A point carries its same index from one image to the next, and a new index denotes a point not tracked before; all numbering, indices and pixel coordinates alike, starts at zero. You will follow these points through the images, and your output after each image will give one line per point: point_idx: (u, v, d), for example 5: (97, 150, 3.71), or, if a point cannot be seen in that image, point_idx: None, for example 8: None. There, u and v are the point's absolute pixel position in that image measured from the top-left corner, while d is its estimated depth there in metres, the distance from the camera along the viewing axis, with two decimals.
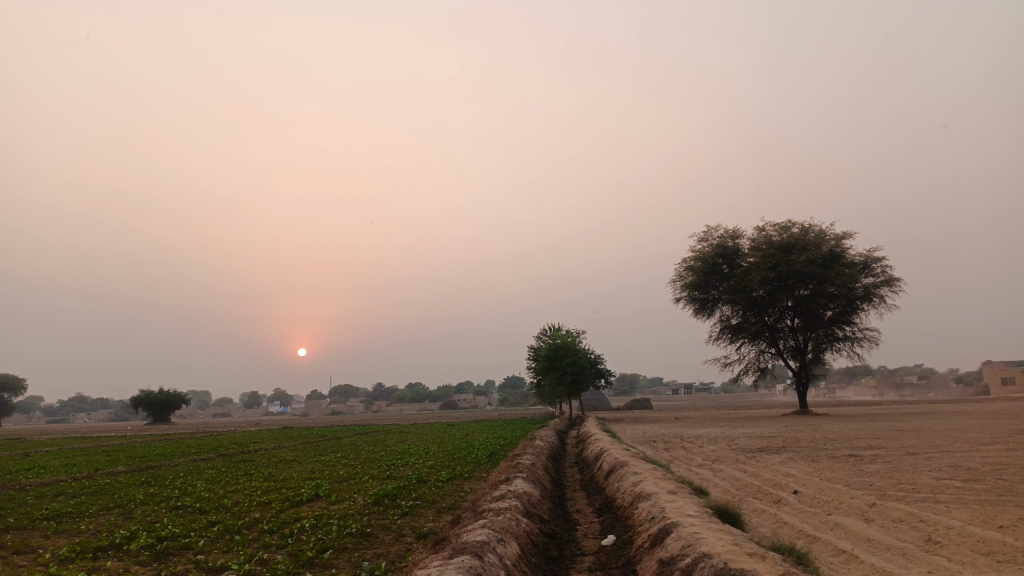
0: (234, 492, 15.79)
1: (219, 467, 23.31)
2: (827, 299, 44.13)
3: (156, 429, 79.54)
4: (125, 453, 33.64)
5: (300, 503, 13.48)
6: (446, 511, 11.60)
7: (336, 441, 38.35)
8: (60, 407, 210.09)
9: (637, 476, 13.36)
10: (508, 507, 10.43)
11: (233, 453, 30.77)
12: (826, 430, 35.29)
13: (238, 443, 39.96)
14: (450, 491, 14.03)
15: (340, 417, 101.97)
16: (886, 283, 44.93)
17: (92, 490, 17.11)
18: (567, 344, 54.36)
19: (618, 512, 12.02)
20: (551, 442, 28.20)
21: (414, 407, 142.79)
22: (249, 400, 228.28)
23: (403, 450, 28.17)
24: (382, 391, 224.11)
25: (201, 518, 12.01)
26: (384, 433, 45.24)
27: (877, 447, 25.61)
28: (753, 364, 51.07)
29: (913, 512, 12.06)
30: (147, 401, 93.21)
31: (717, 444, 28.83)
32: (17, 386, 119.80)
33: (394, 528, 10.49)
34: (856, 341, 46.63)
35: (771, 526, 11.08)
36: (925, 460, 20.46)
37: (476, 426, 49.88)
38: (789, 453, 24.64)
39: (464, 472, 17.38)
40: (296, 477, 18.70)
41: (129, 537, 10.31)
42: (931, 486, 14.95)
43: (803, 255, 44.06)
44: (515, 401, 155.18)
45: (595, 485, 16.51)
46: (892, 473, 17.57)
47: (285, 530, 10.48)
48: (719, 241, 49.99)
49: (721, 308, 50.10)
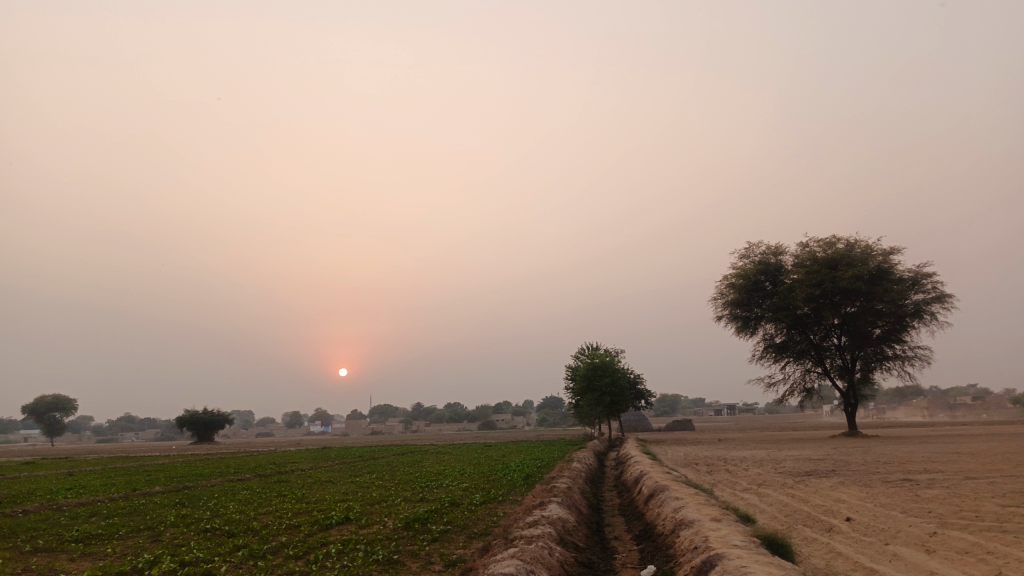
0: (265, 514, 15.54)
1: (253, 488, 23.18)
2: (875, 317, 42.66)
3: (200, 448, 80.57)
4: (165, 473, 33.89)
5: (328, 527, 13.13)
6: (477, 537, 11.13)
7: (372, 462, 38.17)
8: (110, 426, 214.95)
9: (679, 502, 12.72)
10: (540, 534, 9.90)
11: (270, 474, 30.72)
12: (877, 453, 33.90)
13: (277, 463, 40.00)
14: (482, 516, 13.54)
15: (379, 438, 102.26)
16: (937, 299, 43.30)
17: (125, 512, 17.03)
18: (606, 364, 53.48)
19: (658, 540, 11.40)
20: (589, 464, 27.50)
21: (452, 428, 142.36)
22: (290, 421, 230.45)
23: (439, 472, 27.74)
24: (421, 411, 224.50)
25: (227, 542, 11.74)
26: (421, 454, 44.93)
27: (933, 471, 24.37)
28: (799, 384, 49.58)
29: (978, 542, 11.16)
30: (191, 421, 94.60)
31: (762, 467, 27.78)
32: (69, 406, 122.89)
33: (423, 555, 10.06)
34: (906, 360, 44.95)
35: (824, 557, 10.36)
36: (986, 485, 19.32)
37: (514, 447, 49.36)
38: (839, 477, 23.52)
39: (498, 494, 16.87)
40: (328, 499, 18.41)
41: (152, 562, 10.10)
42: (995, 514, 13.95)
43: (849, 271, 42.75)
44: (554, 422, 153.87)
45: (635, 510, 15.86)
46: (952, 500, 16.53)
47: (310, 556, 10.12)
48: (761, 258, 48.88)
49: (764, 326, 48.85)
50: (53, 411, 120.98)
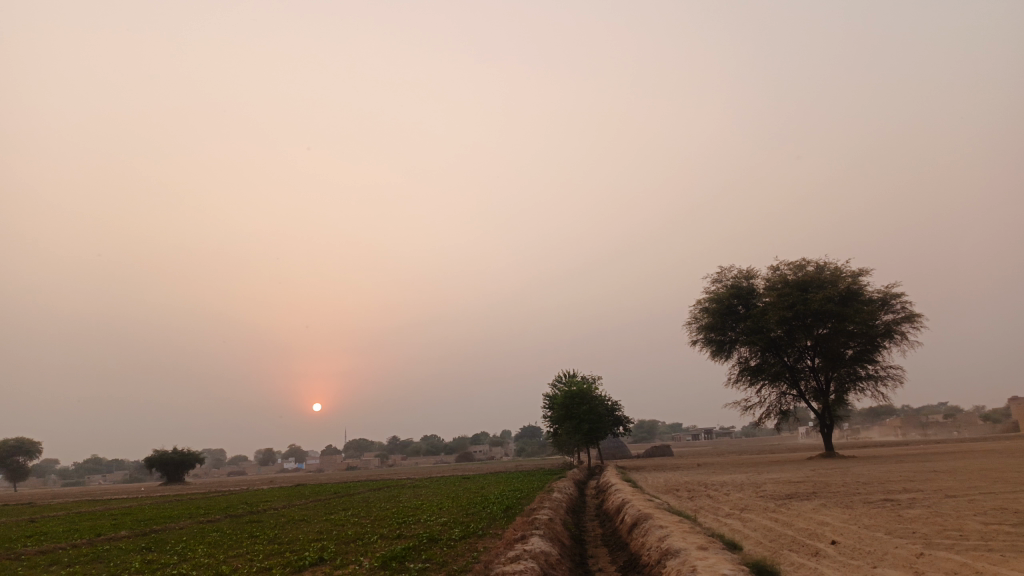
0: (235, 557, 14.96)
1: (224, 529, 22.40)
2: (847, 338, 43.02)
3: (169, 489, 78.34)
4: (132, 516, 32.74)
5: (302, 569, 12.63)
6: (457, 575, 10.74)
7: (348, 498, 37.34)
8: (76, 469, 208.64)
9: (663, 530, 12.42)
10: (523, 570, 9.55)
11: (241, 514, 29.79)
12: (855, 473, 33.93)
13: (249, 502, 38.90)
14: (462, 552, 13.14)
15: (356, 473, 100.46)
16: (907, 319, 43.84)
17: (88, 559, 16.30)
18: (583, 391, 53.21)
19: (644, 571, 11.08)
20: (569, 494, 27.06)
21: (430, 461, 140.43)
22: (263, 459, 225.83)
23: (416, 506, 27.11)
24: (398, 445, 221.54)
25: None
26: (398, 488, 44.04)
27: (912, 491, 24.39)
28: (775, 407, 49.69)
29: (966, 562, 11.03)
30: (161, 462, 92.09)
31: (743, 492, 27.55)
32: (33, 449, 119.19)
33: None
34: (879, 379, 45.30)
35: None
36: (967, 503, 19.29)
37: (493, 478, 48.67)
38: (821, 499, 23.40)
39: (478, 528, 16.47)
40: (302, 539, 17.79)
41: None
42: (979, 533, 13.86)
43: (820, 293, 43.18)
44: (532, 452, 152.71)
45: (618, 540, 15.54)
46: (934, 519, 16.46)
47: None
48: (733, 282, 49.25)
49: (738, 350, 49.02)
50: (16, 455, 117.28)
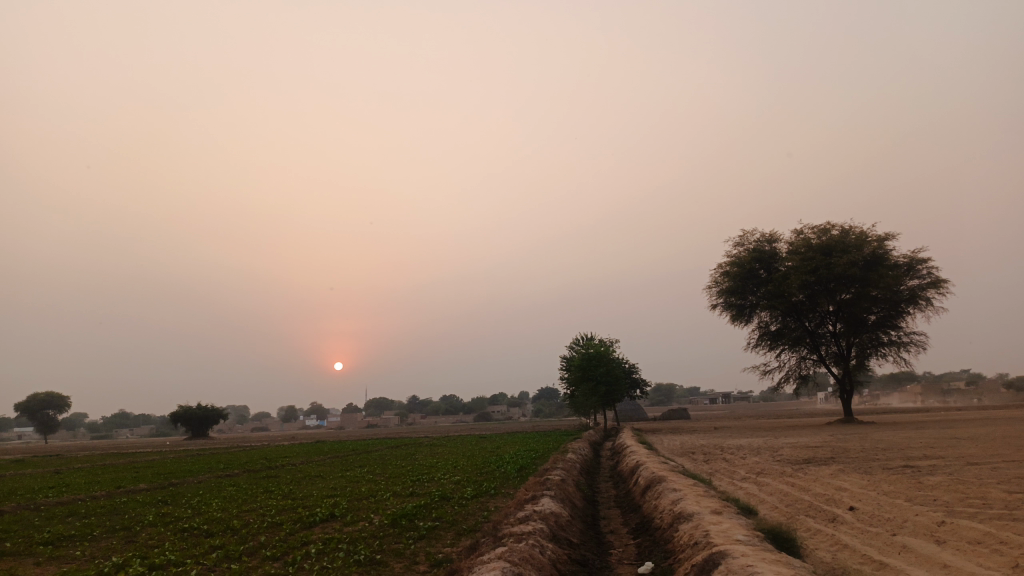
0: (248, 512, 14.99)
1: (240, 484, 22.55)
2: (870, 303, 42.26)
3: (192, 445, 79.87)
4: (153, 470, 33.25)
5: (312, 525, 12.60)
6: (465, 534, 10.63)
7: (364, 456, 37.67)
8: (104, 423, 213.40)
9: (676, 493, 12.20)
10: (532, 531, 9.34)
11: (259, 469, 30.10)
12: (874, 439, 33.58)
13: (268, 458, 39.41)
14: (473, 511, 13.04)
15: (375, 431, 101.90)
16: (933, 284, 42.93)
17: (105, 511, 16.42)
18: (601, 353, 53.00)
19: (656, 535, 10.88)
20: (584, 455, 27.03)
21: (448, 420, 142.17)
22: (285, 416, 230.50)
23: (431, 465, 27.17)
24: (416, 404, 224.44)
25: (203, 543, 11.12)
26: (415, 447, 44.41)
27: (933, 457, 24.04)
28: (794, 371, 49.16)
29: (989, 531, 10.68)
30: (186, 417, 93.93)
31: (759, 456, 27.34)
32: (61, 403, 121.70)
33: (407, 555, 9.48)
34: (902, 346, 44.59)
35: (829, 550, 9.80)
36: (990, 471, 18.91)
37: (508, 438, 48.86)
38: (839, 464, 23.10)
39: (491, 487, 16.44)
40: (316, 495, 17.85)
41: (120, 566, 9.46)
42: (1003, 501, 13.50)
43: (844, 257, 42.33)
44: (549, 413, 153.68)
45: (631, 502, 15.43)
46: (956, 486, 16.09)
47: (288, 557, 9.54)
48: (755, 245, 48.47)
49: (759, 314, 48.40)
50: (46, 408, 119.98)
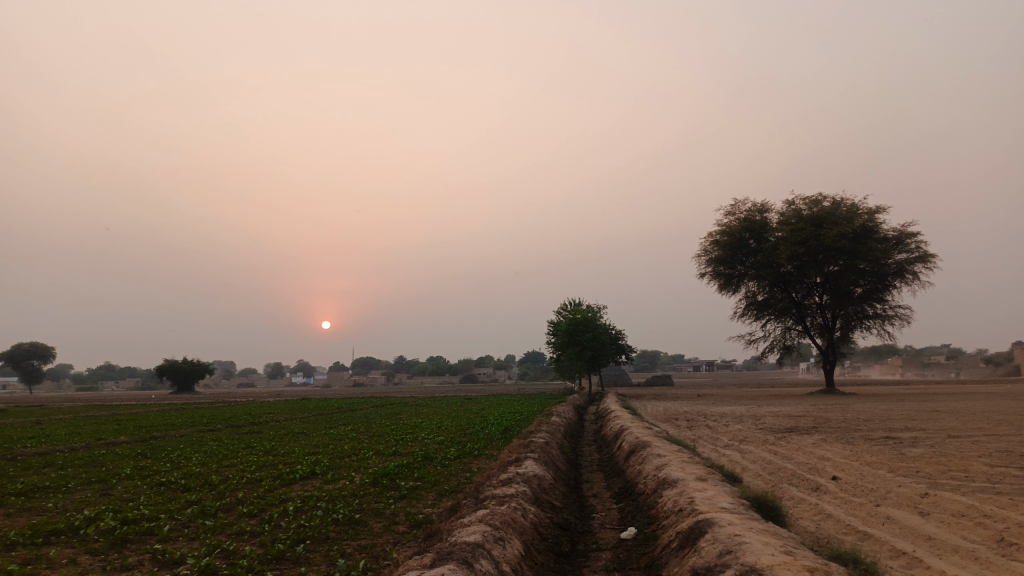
0: (228, 466, 14.81)
1: (222, 439, 22.35)
2: (857, 276, 42.34)
3: (176, 399, 79.75)
4: (136, 422, 33.12)
5: (292, 482, 12.42)
6: (447, 495, 10.47)
7: (348, 414, 37.61)
8: (88, 374, 213.22)
9: (661, 459, 12.08)
10: (514, 495, 9.14)
11: (242, 424, 29.97)
12: (856, 410, 33.84)
13: (251, 413, 39.35)
14: (455, 472, 12.91)
15: (361, 390, 102.08)
16: (920, 259, 42.99)
17: (82, 463, 16.16)
18: (588, 318, 52.92)
19: (639, 500, 10.76)
20: (568, 418, 27.05)
21: (434, 381, 142.79)
22: (271, 372, 231.45)
23: (415, 424, 27.13)
24: (402, 364, 225.23)
25: (179, 497, 10.89)
26: (401, 406, 44.47)
27: (914, 429, 24.24)
28: (778, 341, 49.33)
29: (972, 504, 10.65)
30: (171, 370, 93.51)
31: (742, 423, 27.48)
32: (45, 353, 121.08)
33: (387, 515, 9.30)
34: (886, 319, 44.82)
35: (813, 519, 9.71)
36: (971, 444, 19.06)
37: (493, 400, 48.86)
38: (821, 434, 23.21)
39: (474, 448, 16.33)
40: (297, 452, 17.66)
41: (91, 520, 9.20)
42: (985, 475, 13.51)
43: (834, 229, 42.20)
44: (534, 377, 154.71)
45: (615, 466, 15.36)
46: (938, 459, 16.14)
47: (265, 514, 9.33)
48: (746, 215, 48.24)
49: (746, 284, 48.34)
50: (30, 358, 119.31)
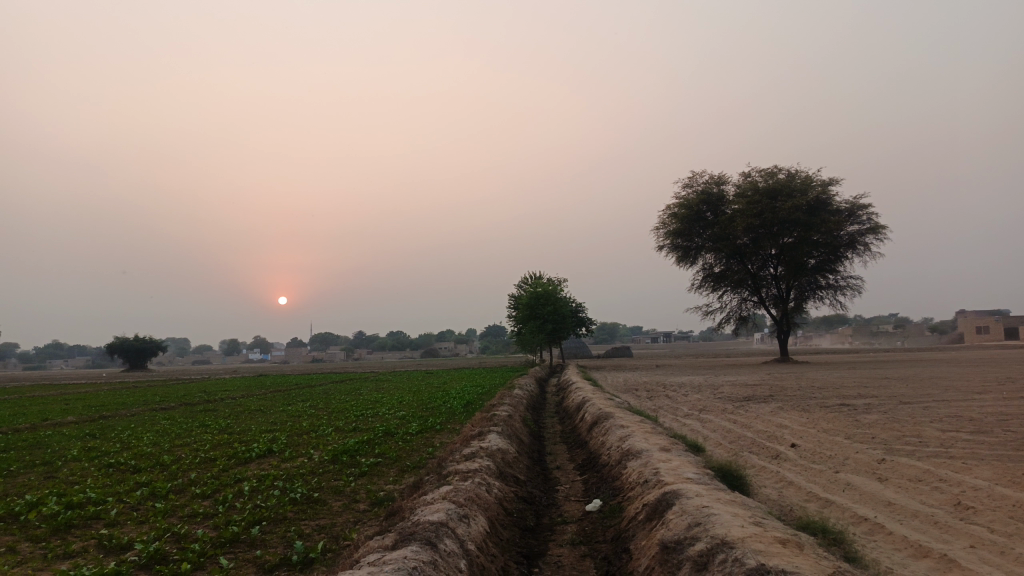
0: (181, 446, 14.34)
1: (175, 417, 21.71)
2: (811, 247, 43.04)
3: (128, 376, 77.83)
4: (85, 402, 32.08)
5: (249, 461, 12.06)
6: (409, 471, 10.26)
7: (306, 390, 36.97)
8: (35, 353, 206.85)
9: (625, 430, 12.02)
10: (478, 470, 8.95)
11: (197, 402, 29.29)
12: (811, 378, 34.59)
13: (207, 391, 38.52)
14: (418, 447, 12.70)
15: (319, 365, 101.06)
16: (872, 230, 43.89)
17: (25, 445, 15.50)
18: (548, 291, 52.94)
19: (603, 471, 10.69)
20: (529, 390, 27.01)
21: (394, 355, 142.17)
22: (227, 349, 227.59)
23: (376, 400, 26.77)
24: (361, 339, 223.42)
25: (128, 480, 10.45)
26: (361, 381, 44.02)
27: (867, 396, 24.84)
28: (735, 312, 50.07)
29: (928, 469, 10.84)
30: (121, 347, 91.03)
31: (700, 393, 27.88)
32: None
33: (347, 493, 9.05)
34: (838, 289, 45.79)
35: (776, 487, 9.76)
36: (922, 410, 19.56)
37: (454, 374, 48.74)
38: (778, 402, 23.61)
39: (436, 423, 16.13)
40: (254, 429, 17.21)
41: (33, 504, 8.74)
42: (938, 440, 13.82)
43: (789, 202, 42.76)
44: (494, 350, 155.07)
45: (577, 438, 15.32)
46: (892, 425, 16.49)
47: (219, 496, 8.99)
48: (703, 187, 48.56)
49: (703, 256, 48.79)
50: None
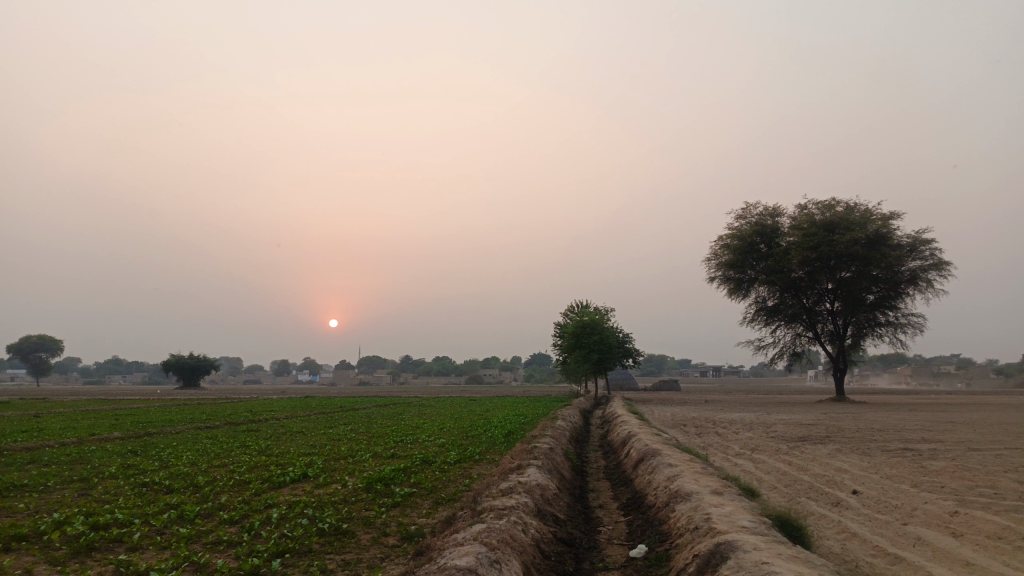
0: (218, 467, 14.17)
1: (217, 437, 21.75)
2: (870, 283, 41.46)
3: (181, 393, 79.42)
4: (135, 417, 32.60)
5: (282, 485, 11.78)
6: (443, 504, 9.80)
7: (351, 413, 36.90)
8: (96, 368, 214.23)
9: (673, 470, 11.34)
10: (514, 506, 8.42)
11: (241, 422, 29.43)
12: (869, 419, 33.01)
13: (252, 411, 38.72)
14: (455, 478, 12.25)
15: (365, 388, 101.73)
16: (935, 267, 42.09)
17: (69, 459, 15.58)
18: (595, 321, 52.18)
19: (650, 513, 10.04)
20: (573, 422, 26.28)
21: (440, 381, 142.23)
22: (278, 370, 232.19)
23: (417, 426, 26.44)
24: (408, 363, 225.04)
25: (159, 500, 10.24)
26: (405, 406, 43.92)
27: (932, 440, 23.41)
28: (788, 347, 48.40)
29: (1008, 526, 9.88)
30: (177, 365, 93.16)
31: (752, 431, 26.67)
32: (53, 346, 121.14)
33: (377, 525, 8.64)
34: (899, 327, 43.95)
35: (837, 539, 9.00)
36: (995, 458, 18.24)
37: (497, 402, 48.17)
38: (835, 444, 22.39)
39: (475, 453, 15.66)
40: (293, 452, 17.02)
41: (61, 523, 8.55)
42: (1016, 492, 12.71)
43: (847, 235, 41.35)
44: (540, 379, 154.10)
45: (621, 475, 14.64)
46: (962, 473, 15.33)
47: (246, 523, 8.67)
48: (757, 219, 47.42)
49: (756, 289, 47.46)
50: (38, 350, 119.33)
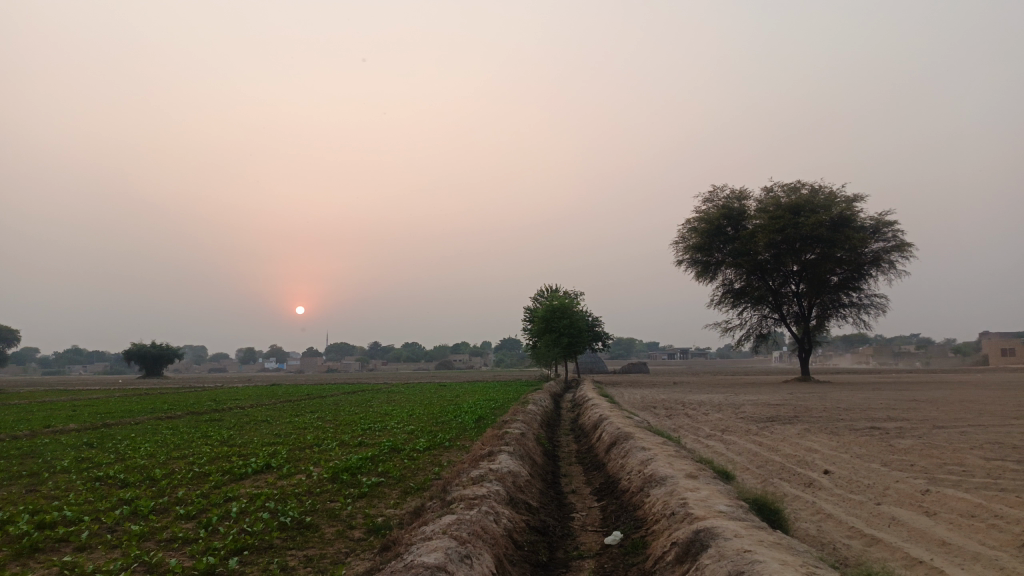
0: (178, 459, 13.64)
1: (179, 427, 21.09)
2: (834, 264, 41.87)
3: (144, 383, 77.70)
4: (93, 408, 31.61)
5: (244, 477, 11.34)
6: (412, 493, 9.48)
7: (318, 400, 36.37)
8: (56, 359, 209.11)
9: (646, 454, 11.14)
10: (486, 496, 8.12)
11: (205, 411, 28.76)
12: (835, 398, 33.42)
13: (216, 400, 37.82)
14: (424, 466, 11.92)
15: (334, 375, 100.73)
16: (897, 248, 42.67)
17: (19, 453, 14.88)
18: (564, 305, 52.05)
19: (624, 498, 9.83)
20: (544, 407, 26.10)
21: (410, 367, 141.42)
22: (244, 357, 228.95)
23: (387, 413, 26.05)
24: (376, 350, 223.50)
25: (112, 496, 9.75)
26: (373, 393, 43.43)
27: (898, 419, 23.68)
28: (755, 329, 48.83)
29: (980, 504, 9.88)
30: (138, 354, 91.04)
31: (722, 412, 26.77)
32: (9, 336, 117.82)
33: (342, 517, 8.29)
34: (862, 308, 44.59)
35: (813, 520, 8.88)
36: (959, 435, 18.46)
37: (467, 386, 47.82)
38: (804, 424, 22.53)
39: (445, 439, 15.33)
40: (256, 442, 16.53)
41: (4, 523, 8.04)
42: (984, 470, 12.80)
43: (812, 217, 41.68)
44: (510, 364, 154.23)
45: (594, 460, 14.45)
46: (929, 451, 15.43)
47: (204, 517, 8.26)
48: (724, 202, 47.63)
49: (723, 272, 47.72)
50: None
